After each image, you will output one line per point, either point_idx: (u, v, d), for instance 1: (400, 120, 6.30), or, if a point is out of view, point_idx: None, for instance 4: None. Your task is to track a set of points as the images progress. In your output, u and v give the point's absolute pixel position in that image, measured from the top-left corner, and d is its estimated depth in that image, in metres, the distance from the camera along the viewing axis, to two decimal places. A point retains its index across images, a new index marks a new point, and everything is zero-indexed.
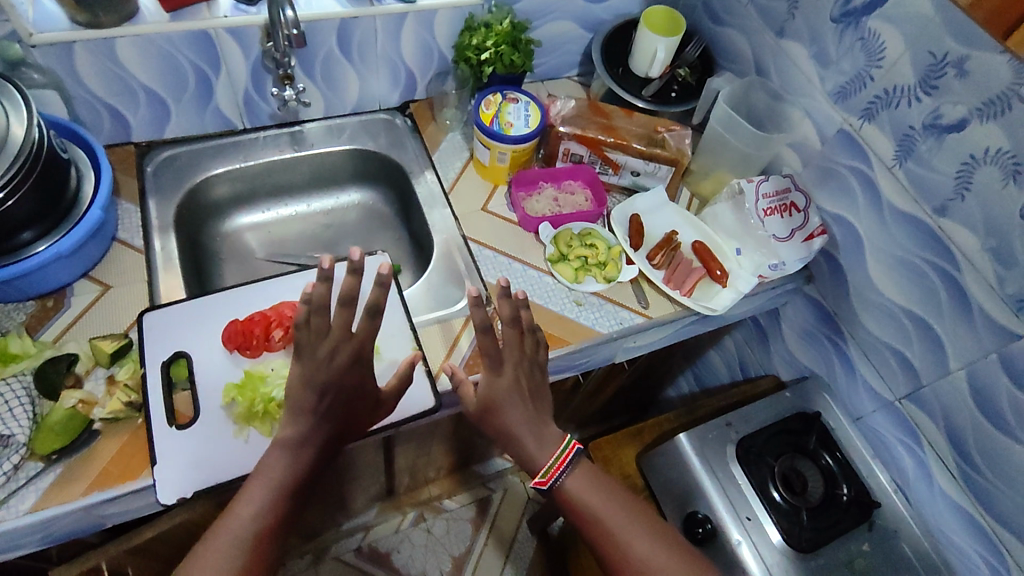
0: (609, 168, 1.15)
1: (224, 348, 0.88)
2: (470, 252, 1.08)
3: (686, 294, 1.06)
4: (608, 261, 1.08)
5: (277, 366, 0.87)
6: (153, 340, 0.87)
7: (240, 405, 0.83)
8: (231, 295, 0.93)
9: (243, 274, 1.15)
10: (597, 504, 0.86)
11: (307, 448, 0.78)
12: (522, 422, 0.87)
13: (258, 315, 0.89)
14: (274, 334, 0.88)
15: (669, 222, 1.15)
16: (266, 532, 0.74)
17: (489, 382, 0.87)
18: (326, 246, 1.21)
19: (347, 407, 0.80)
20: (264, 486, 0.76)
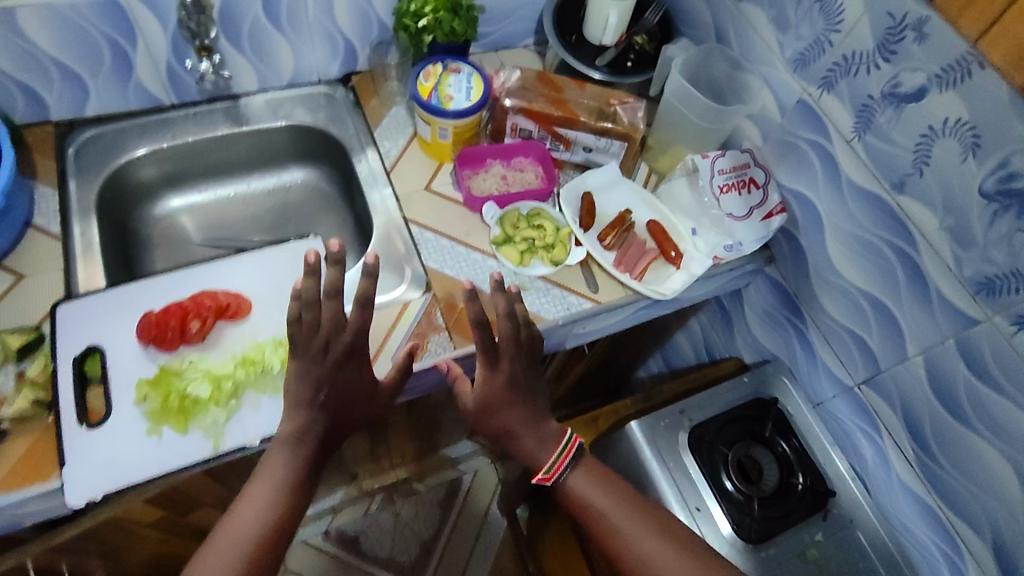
0: (560, 144, 1.09)
1: (138, 342, 0.83)
2: (410, 235, 1.02)
3: (637, 278, 1.01)
4: (556, 244, 1.03)
5: (195, 360, 0.83)
6: (65, 334, 0.83)
7: (154, 401, 0.79)
8: (150, 284, 0.88)
9: (177, 258, 1.10)
10: (599, 500, 0.83)
11: (309, 442, 0.76)
12: (522, 420, 0.85)
13: (174, 306, 0.85)
14: (190, 326, 0.84)
15: (622, 201, 1.10)
16: (273, 529, 0.72)
17: (488, 381, 0.85)
18: (269, 228, 1.16)
19: (339, 409, 0.78)
20: (267, 483, 0.73)
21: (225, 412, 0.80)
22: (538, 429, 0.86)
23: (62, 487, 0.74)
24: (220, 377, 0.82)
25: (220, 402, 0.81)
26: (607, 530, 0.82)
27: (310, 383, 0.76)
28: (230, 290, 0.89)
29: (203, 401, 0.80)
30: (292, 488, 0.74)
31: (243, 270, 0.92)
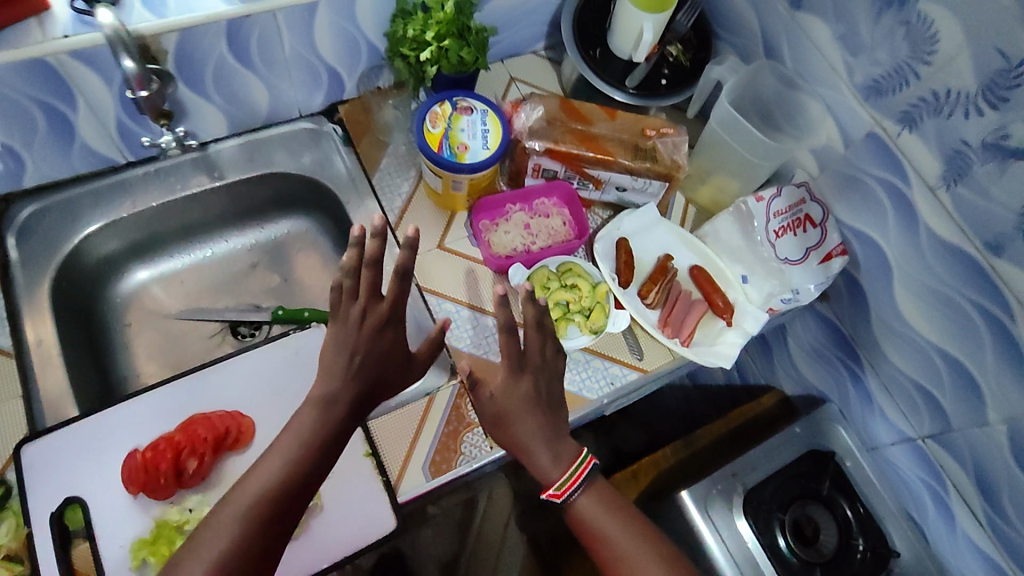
0: (589, 183, 0.95)
1: (127, 491, 0.71)
2: (427, 308, 0.89)
3: (686, 342, 0.90)
4: (594, 307, 0.90)
5: (196, 506, 0.71)
6: (38, 484, 0.70)
7: (155, 565, 0.67)
8: (132, 410, 0.75)
9: (155, 341, 0.95)
10: (607, 530, 0.75)
11: (337, 409, 0.67)
12: (536, 437, 0.75)
13: (163, 442, 0.72)
14: (186, 467, 0.71)
15: (661, 245, 0.97)
16: (277, 511, 0.63)
17: (510, 385, 0.76)
18: (257, 292, 1.01)
19: (357, 401, 0.68)
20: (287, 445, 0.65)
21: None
22: (547, 444, 0.76)
23: None
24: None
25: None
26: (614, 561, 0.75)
27: (348, 350, 0.68)
28: (227, 409, 0.77)
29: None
30: (301, 475, 0.65)
31: (240, 380, 0.79)
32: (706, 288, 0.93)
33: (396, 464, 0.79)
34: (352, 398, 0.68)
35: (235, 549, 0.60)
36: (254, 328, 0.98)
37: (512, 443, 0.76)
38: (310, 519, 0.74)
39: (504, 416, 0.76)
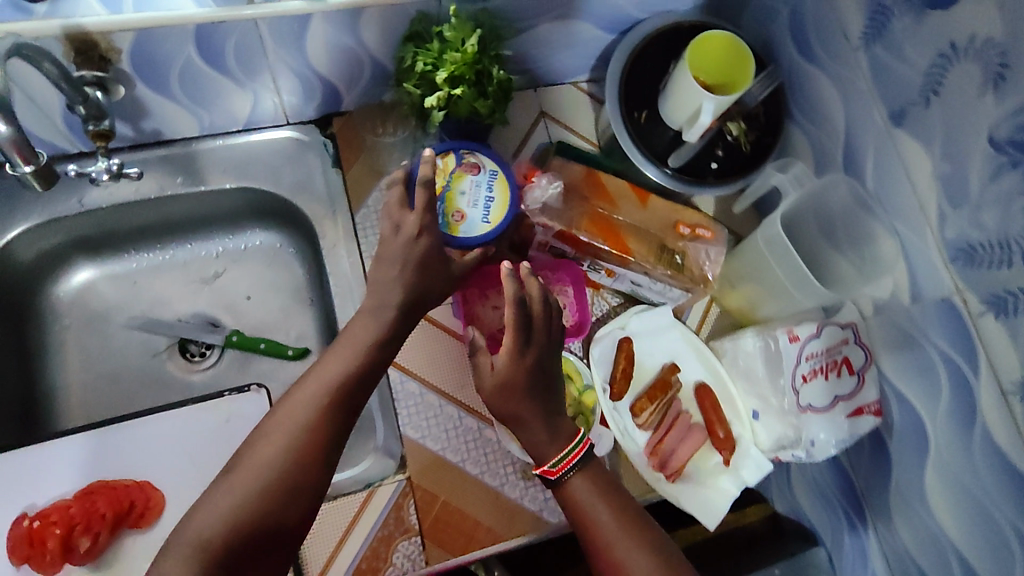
0: (600, 269, 0.81)
1: (10, 558, 0.64)
2: (386, 383, 0.79)
3: (672, 479, 0.79)
4: (575, 417, 0.79)
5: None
6: None
7: None
8: (35, 458, 0.68)
9: (91, 347, 0.87)
10: (595, 512, 0.65)
11: (388, 312, 0.67)
12: (537, 412, 0.68)
13: (59, 510, 0.65)
14: (78, 542, 0.64)
15: (669, 353, 0.84)
16: (344, 402, 0.63)
17: (514, 362, 0.67)
18: (214, 307, 0.91)
19: (398, 320, 0.68)
20: (345, 344, 0.65)
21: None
22: (541, 419, 0.68)
23: None
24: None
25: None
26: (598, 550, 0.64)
27: (393, 221, 0.70)
28: (136, 475, 0.69)
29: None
30: (361, 369, 0.64)
31: (159, 440, 0.71)
32: (709, 415, 0.81)
33: (317, 565, 0.71)
34: (399, 303, 0.68)
35: (309, 436, 0.60)
36: (205, 348, 0.90)
37: (512, 419, 0.69)
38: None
39: (500, 400, 0.68)
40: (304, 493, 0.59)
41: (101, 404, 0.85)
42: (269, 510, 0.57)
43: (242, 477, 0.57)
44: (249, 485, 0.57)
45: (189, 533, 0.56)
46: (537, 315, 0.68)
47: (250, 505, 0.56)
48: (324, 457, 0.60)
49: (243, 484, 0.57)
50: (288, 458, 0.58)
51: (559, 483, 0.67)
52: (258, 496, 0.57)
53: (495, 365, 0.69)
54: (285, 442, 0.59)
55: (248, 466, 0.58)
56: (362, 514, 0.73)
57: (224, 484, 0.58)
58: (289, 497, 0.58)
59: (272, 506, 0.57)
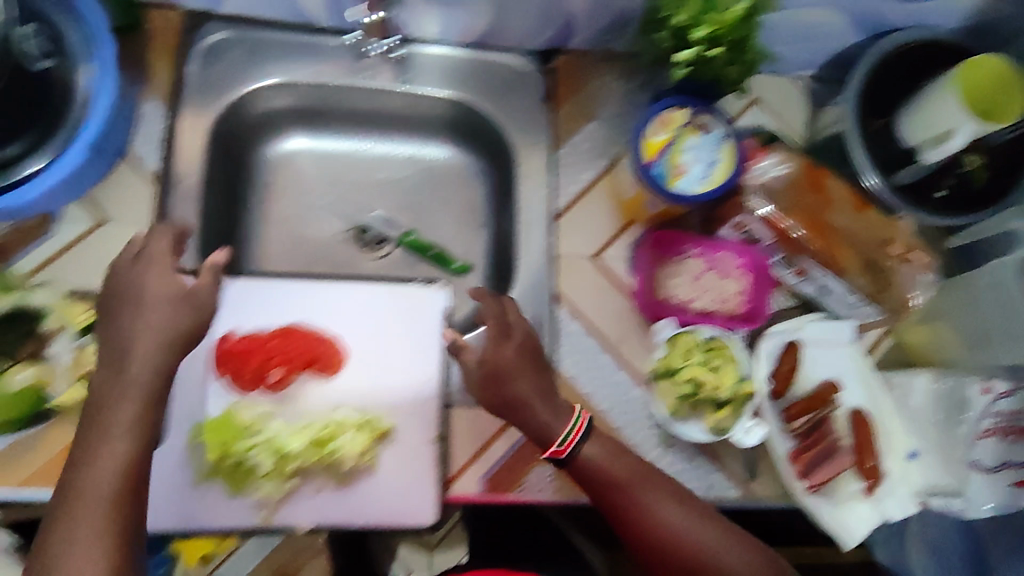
0: (790, 266, 0.79)
1: (211, 369, 0.71)
2: (552, 318, 0.80)
3: (812, 490, 0.77)
4: (727, 403, 0.77)
5: (263, 415, 0.70)
6: None
7: (209, 451, 0.67)
8: (239, 291, 0.73)
9: (283, 213, 0.92)
10: (617, 477, 0.66)
11: (167, 309, 0.61)
12: (536, 395, 0.68)
13: (260, 341, 0.72)
14: (269, 374, 0.72)
15: (835, 368, 0.80)
16: (127, 506, 0.55)
17: (500, 338, 0.71)
18: (397, 205, 0.95)
19: (190, 313, 0.62)
20: (127, 386, 0.58)
21: (280, 490, 0.68)
22: (542, 397, 0.69)
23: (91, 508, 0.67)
24: (286, 452, 0.68)
25: (279, 480, 0.68)
26: (625, 514, 0.66)
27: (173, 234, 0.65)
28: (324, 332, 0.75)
29: (259, 471, 0.67)
30: (177, 352, 0.61)
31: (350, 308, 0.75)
32: (861, 440, 0.78)
33: (457, 462, 0.72)
34: (167, 315, 0.61)
35: (138, 440, 0.57)
36: (379, 242, 0.93)
37: (508, 406, 0.68)
38: (359, 479, 0.70)
39: (491, 372, 0.69)
40: (140, 513, 0.56)
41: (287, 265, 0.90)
42: (129, 535, 0.55)
43: (90, 496, 0.54)
44: (102, 494, 0.54)
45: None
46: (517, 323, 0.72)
47: (110, 521, 0.54)
48: (140, 483, 0.56)
49: (99, 506, 0.54)
50: (129, 454, 0.56)
51: (569, 461, 0.67)
52: (105, 516, 0.54)
53: (507, 347, 0.70)
54: (115, 454, 0.56)
55: (90, 495, 0.54)
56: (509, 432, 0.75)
57: (76, 503, 0.54)
58: (136, 520, 0.56)
59: (130, 530, 0.55)
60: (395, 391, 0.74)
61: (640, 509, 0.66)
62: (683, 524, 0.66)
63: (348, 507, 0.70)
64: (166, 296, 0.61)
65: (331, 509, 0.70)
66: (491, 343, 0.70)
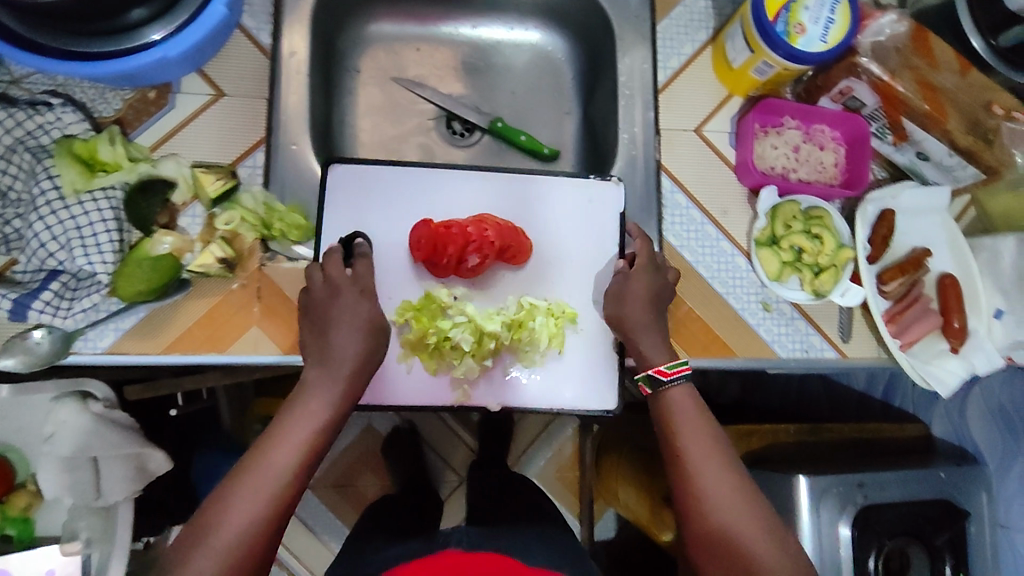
0: (890, 133, 0.81)
1: (410, 253, 0.76)
2: (657, 188, 0.82)
3: (904, 348, 0.81)
4: (827, 269, 0.80)
5: (460, 298, 0.76)
6: (335, 202, 0.75)
7: (412, 331, 0.74)
8: (426, 185, 0.78)
9: (375, 98, 0.92)
10: (684, 428, 0.68)
11: (362, 332, 0.67)
12: (653, 325, 0.73)
13: (456, 228, 0.74)
14: (468, 259, 0.74)
15: (924, 235, 0.85)
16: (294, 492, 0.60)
17: (649, 271, 0.74)
18: (485, 93, 0.95)
19: (377, 336, 0.68)
20: (326, 391, 0.64)
21: (478, 368, 0.75)
22: (660, 334, 0.73)
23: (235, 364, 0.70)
24: (485, 332, 0.74)
25: (479, 357, 0.74)
26: (678, 464, 0.67)
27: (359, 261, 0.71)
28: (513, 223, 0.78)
29: (463, 349, 0.73)
30: (363, 368, 0.66)
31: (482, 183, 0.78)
32: (949, 303, 0.82)
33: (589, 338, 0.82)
34: (361, 339, 0.66)
35: (316, 443, 0.62)
36: (469, 129, 0.94)
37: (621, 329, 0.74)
38: (549, 361, 0.77)
39: (620, 308, 0.73)
40: (292, 505, 0.60)
41: (382, 150, 0.91)
42: (278, 521, 0.58)
43: (267, 471, 0.59)
44: (275, 476, 0.59)
45: (211, 527, 0.56)
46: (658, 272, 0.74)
47: (274, 500, 0.58)
48: (298, 479, 0.60)
49: (269, 482, 0.59)
50: (305, 455, 0.61)
51: (664, 390, 0.70)
52: (270, 497, 0.58)
53: (638, 281, 0.73)
54: (297, 448, 0.61)
55: (272, 465, 0.59)
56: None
57: (256, 468, 0.59)
58: (287, 511, 0.59)
59: (282, 515, 0.59)
60: (578, 287, 0.79)
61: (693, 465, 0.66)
62: (723, 492, 0.65)
63: (538, 387, 0.76)
64: (359, 324, 0.67)
65: (523, 386, 0.76)
66: (638, 274, 0.74)
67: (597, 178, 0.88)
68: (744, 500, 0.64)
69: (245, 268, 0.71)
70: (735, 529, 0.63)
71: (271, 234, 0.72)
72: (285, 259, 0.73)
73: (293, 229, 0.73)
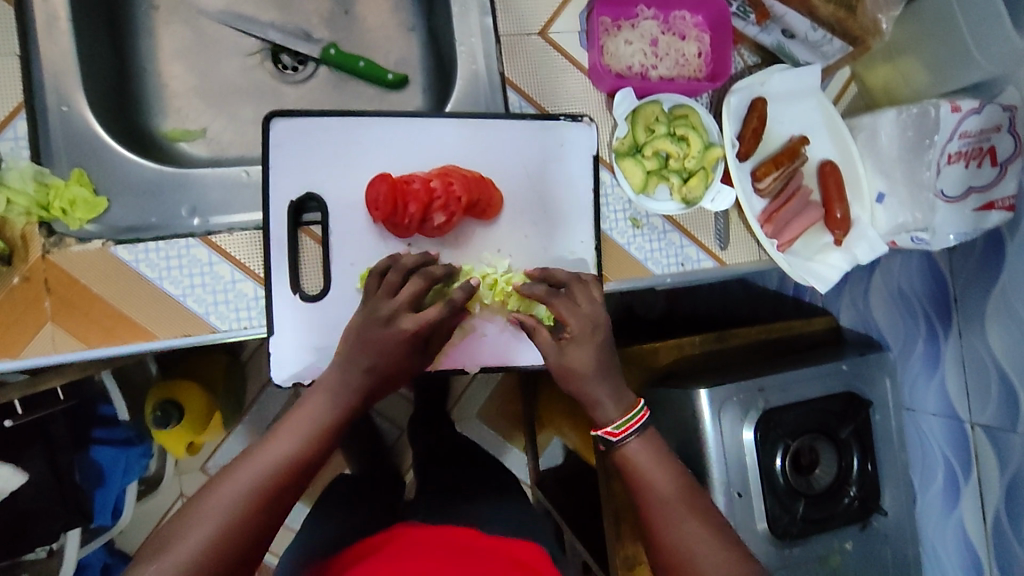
0: (751, 12, 0.72)
1: (368, 214, 0.68)
2: (503, 105, 0.73)
3: (781, 249, 0.77)
4: (695, 172, 0.74)
5: None
6: (280, 166, 0.67)
7: None
8: (366, 133, 0.69)
9: (179, 37, 0.79)
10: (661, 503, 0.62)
11: (389, 350, 0.59)
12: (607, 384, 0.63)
13: (416, 183, 0.66)
14: (433, 217, 0.66)
15: (800, 121, 0.78)
16: (266, 505, 0.53)
17: (583, 347, 0.62)
18: (311, 17, 0.83)
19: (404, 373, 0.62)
20: (326, 394, 0.59)
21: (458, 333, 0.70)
22: (612, 380, 0.63)
23: (34, 366, 0.62)
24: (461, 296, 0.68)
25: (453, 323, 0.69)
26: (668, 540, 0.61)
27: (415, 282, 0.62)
28: (479, 172, 0.71)
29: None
30: (377, 378, 0.60)
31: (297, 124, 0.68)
32: (829, 192, 0.77)
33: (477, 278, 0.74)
34: (393, 355, 0.60)
35: (302, 459, 0.56)
36: (299, 61, 0.82)
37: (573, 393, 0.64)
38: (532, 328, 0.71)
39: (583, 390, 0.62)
40: (272, 521, 0.54)
41: (198, 101, 0.79)
42: (247, 544, 0.52)
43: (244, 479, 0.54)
44: (252, 480, 0.54)
45: (176, 538, 0.51)
46: (598, 321, 0.63)
47: (243, 517, 0.52)
48: (274, 491, 0.54)
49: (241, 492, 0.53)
50: (290, 462, 0.55)
51: (617, 445, 0.63)
52: (240, 513, 0.52)
53: (577, 353, 0.62)
54: (276, 461, 0.55)
55: (252, 464, 0.55)
56: (484, 229, 0.71)
57: (236, 470, 0.54)
58: (258, 533, 0.53)
59: (251, 536, 0.52)
60: (535, 233, 0.72)
61: (667, 523, 0.61)
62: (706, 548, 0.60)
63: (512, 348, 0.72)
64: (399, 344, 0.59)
65: (505, 345, 0.71)
66: (571, 344, 0.62)
67: (445, 102, 0.79)
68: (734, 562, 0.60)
69: (25, 260, 0.62)
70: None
71: (52, 215, 0.63)
72: (75, 241, 0.64)
73: (77, 206, 0.64)
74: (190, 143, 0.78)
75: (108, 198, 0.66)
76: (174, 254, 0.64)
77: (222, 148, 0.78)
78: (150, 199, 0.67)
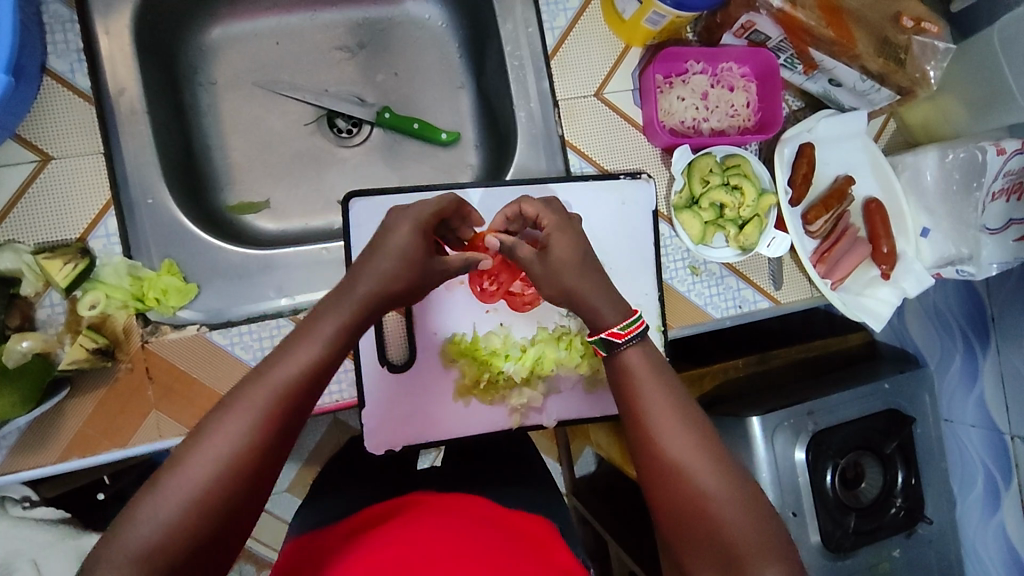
0: (799, 63, 0.75)
1: (447, 281, 0.71)
2: (564, 168, 0.76)
3: (835, 288, 0.80)
4: (750, 219, 0.77)
5: (507, 326, 0.72)
6: (360, 242, 0.69)
7: (469, 374, 0.70)
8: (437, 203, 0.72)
9: (238, 112, 0.81)
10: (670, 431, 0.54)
11: (387, 264, 0.57)
12: (599, 293, 0.60)
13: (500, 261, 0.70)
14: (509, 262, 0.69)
15: (846, 162, 0.81)
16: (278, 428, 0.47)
17: (563, 235, 0.62)
18: (363, 81, 0.84)
19: (413, 275, 0.59)
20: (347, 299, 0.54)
21: (539, 394, 0.72)
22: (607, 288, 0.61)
23: (143, 452, 0.65)
24: (539, 358, 0.71)
25: (531, 384, 0.72)
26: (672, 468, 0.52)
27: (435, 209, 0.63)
28: None
29: (515, 381, 0.71)
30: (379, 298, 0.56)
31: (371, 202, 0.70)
32: (876, 228, 0.80)
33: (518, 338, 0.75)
34: (388, 268, 0.56)
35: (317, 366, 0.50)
36: (353, 125, 0.84)
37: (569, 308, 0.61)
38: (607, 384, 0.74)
39: (559, 280, 0.60)
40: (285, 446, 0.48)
41: (260, 171, 0.81)
42: (262, 465, 0.46)
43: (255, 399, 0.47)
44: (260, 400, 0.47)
45: (184, 457, 0.45)
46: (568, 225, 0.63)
47: (257, 440, 0.46)
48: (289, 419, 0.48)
49: (249, 412, 0.46)
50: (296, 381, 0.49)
51: (619, 351, 0.58)
52: (248, 445, 0.46)
53: (555, 247, 0.61)
54: (287, 374, 0.49)
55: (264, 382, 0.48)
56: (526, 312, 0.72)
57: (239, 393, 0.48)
58: (264, 466, 0.46)
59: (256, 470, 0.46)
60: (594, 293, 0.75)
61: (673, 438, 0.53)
62: (699, 459, 0.52)
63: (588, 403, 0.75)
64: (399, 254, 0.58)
65: (580, 400, 0.74)
66: (552, 235, 0.62)
67: (501, 159, 0.81)
68: (735, 478, 0.52)
69: (127, 351, 0.65)
70: (722, 511, 0.50)
71: (147, 305, 0.65)
72: (170, 328, 0.67)
73: (170, 294, 0.66)
74: (256, 215, 0.80)
75: (198, 285, 0.69)
76: (267, 334, 0.67)
77: (286, 218, 0.80)
78: (239, 283, 0.70)
